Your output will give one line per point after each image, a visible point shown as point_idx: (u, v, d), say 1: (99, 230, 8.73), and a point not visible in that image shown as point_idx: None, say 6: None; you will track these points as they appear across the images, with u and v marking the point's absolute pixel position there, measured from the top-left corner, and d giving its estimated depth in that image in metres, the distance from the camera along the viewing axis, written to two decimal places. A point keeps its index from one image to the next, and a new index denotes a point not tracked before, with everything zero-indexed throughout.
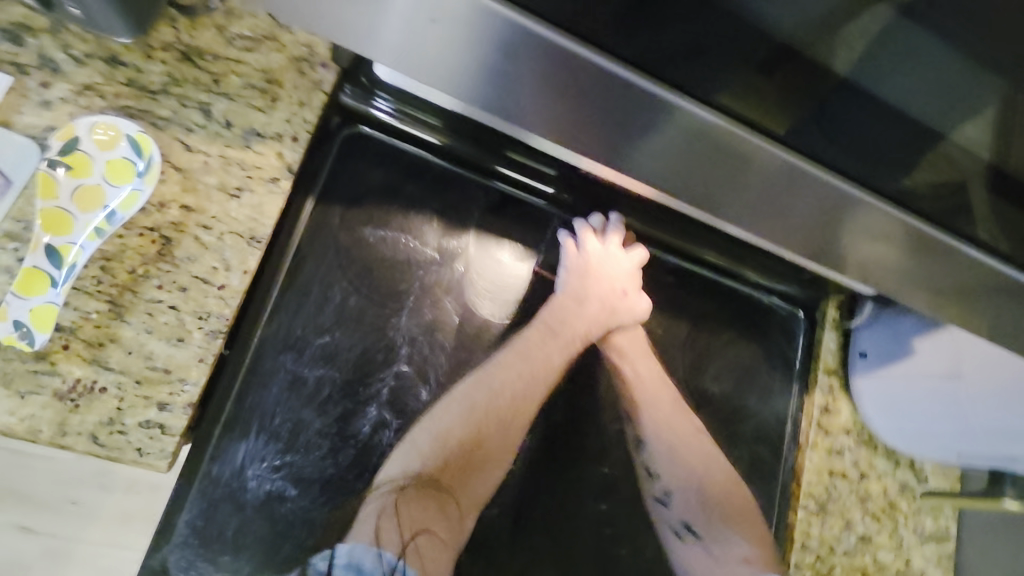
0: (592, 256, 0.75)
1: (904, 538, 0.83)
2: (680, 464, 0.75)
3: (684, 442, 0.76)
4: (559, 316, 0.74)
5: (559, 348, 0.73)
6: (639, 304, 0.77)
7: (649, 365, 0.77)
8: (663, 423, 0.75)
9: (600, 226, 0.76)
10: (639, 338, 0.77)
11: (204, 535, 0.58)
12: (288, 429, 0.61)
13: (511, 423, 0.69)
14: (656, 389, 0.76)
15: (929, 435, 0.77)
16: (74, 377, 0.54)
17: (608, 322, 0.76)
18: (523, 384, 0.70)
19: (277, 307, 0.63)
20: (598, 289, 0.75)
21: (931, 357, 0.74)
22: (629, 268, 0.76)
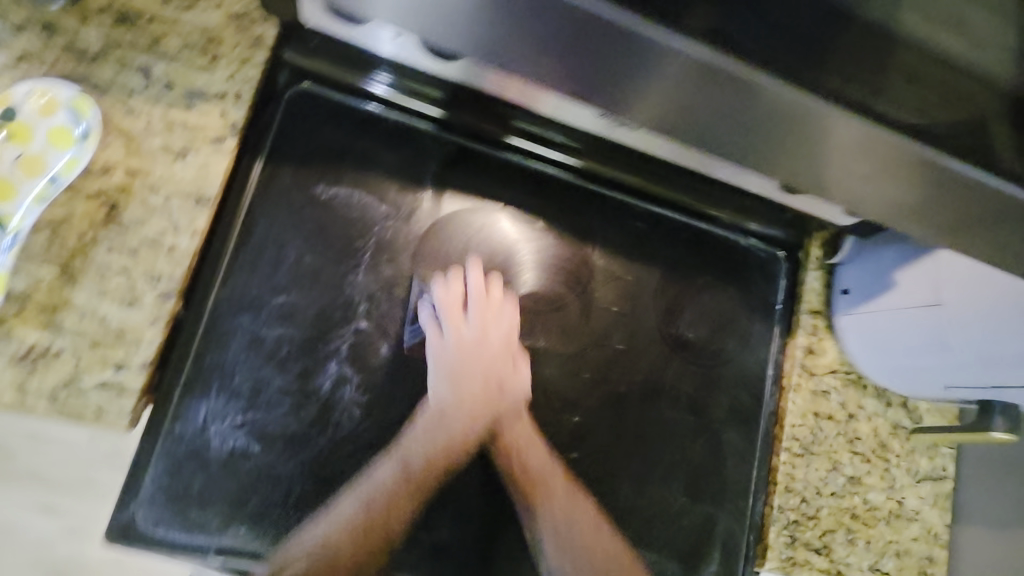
0: (459, 339, 0.65)
1: (897, 479, 0.81)
2: (571, 558, 0.63)
3: (582, 538, 0.64)
4: (429, 414, 0.64)
5: (412, 487, 0.61)
6: (520, 384, 0.67)
7: (537, 455, 0.66)
8: (559, 519, 0.64)
9: (466, 298, 0.66)
10: (523, 425, 0.67)
11: (172, 491, 0.59)
12: (249, 387, 0.62)
13: (403, 509, 0.60)
14: (548, 481, 0.65)
15: (919, 369, 0.73)
16: (30, 341, 0.55)
17: (479, 410, 0.65)
18: (384, 498, 0.60)
19: (232, 267, 0.64)
20: (470, 385, 0.65)
21: (909, 284, 0.70)
22: (500, 348, 0.66)
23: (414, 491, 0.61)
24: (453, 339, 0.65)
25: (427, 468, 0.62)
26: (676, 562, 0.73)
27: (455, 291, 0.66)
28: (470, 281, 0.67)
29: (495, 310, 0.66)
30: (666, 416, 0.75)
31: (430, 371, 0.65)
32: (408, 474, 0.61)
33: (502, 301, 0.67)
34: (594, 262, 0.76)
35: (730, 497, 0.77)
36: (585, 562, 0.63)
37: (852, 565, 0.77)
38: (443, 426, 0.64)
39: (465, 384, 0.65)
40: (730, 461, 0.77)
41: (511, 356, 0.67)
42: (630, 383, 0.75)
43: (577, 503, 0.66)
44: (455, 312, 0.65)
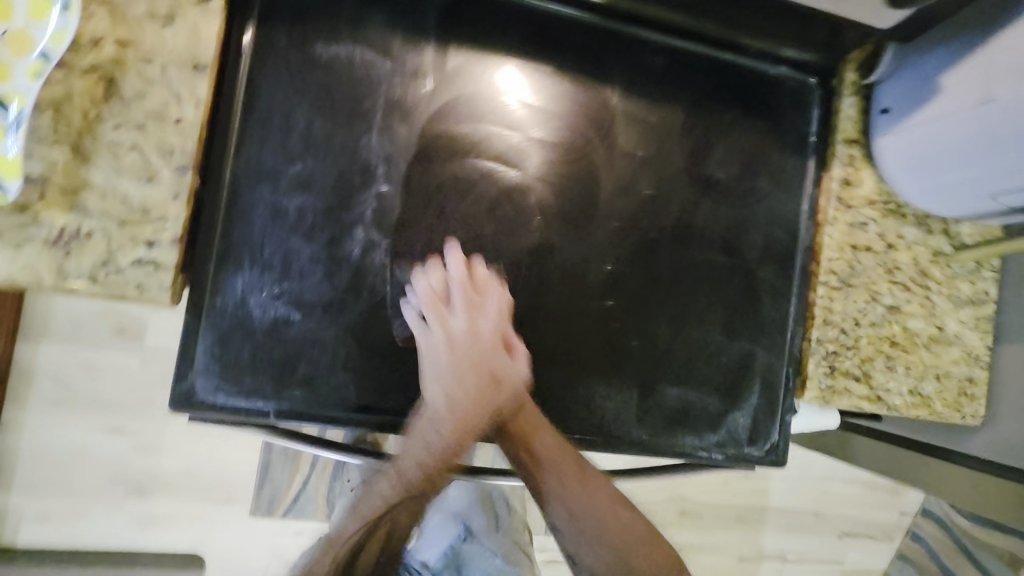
0: (446, 333, 0.67)
1: (938, 304, 0.80)
2: (586, 530, 0.69)
3: (589, 503, 0.70)
4: (423, 418, 0.66)
5: (423, 473, 0.68)
6: (514, 374, 0.68)
7: (544, 435, 0.68)
8: (563, 488, 0.69)
9: (447, 286, 0.68)
10: (527, 408, 0.68)
11: (224, 360, 0.61)
12: (280, 259, 0.62)
13: (416, 476, 0.68)
14: (557, 460, 0.68)
15: (964, 181, 0.69)
16: (59, 225, 0.55)
17: (477, 404, 0.68)
18: (404, 477, 0.68)
19: (242, 141, 0.62)
20: (465, 380, 0.68)
21: (959, 88, 0.65)
22: (492, 339, 0.68)
23: (428, 482, 0.69)
24: (443, 336, 0.67)
25: (427, 471, 0.68)
26: (719, 398, 0.75)
27: (434, 281, 0.67)
28: (450, 274, 0.68)
29: (479, 297, 0.68)
30: (700, 259, 0.74)
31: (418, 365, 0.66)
32: (408, 471, 0.68)
33: (488, 294, 0.68)
34: (613, 106, 0.72)
35: (769, 332, 0.77)
36: (592, 531, 0.69)
37: (891, 391, 0.79)
38: (436, 432, 0.67)
39: (457, 379, 0.68)
40: (766, 299, 0.77)
41: (502, 350, 0.68)
42: (662, 227, 0.73)
43: (581, 480, 0.69)
44: (438, 308, 0.67)
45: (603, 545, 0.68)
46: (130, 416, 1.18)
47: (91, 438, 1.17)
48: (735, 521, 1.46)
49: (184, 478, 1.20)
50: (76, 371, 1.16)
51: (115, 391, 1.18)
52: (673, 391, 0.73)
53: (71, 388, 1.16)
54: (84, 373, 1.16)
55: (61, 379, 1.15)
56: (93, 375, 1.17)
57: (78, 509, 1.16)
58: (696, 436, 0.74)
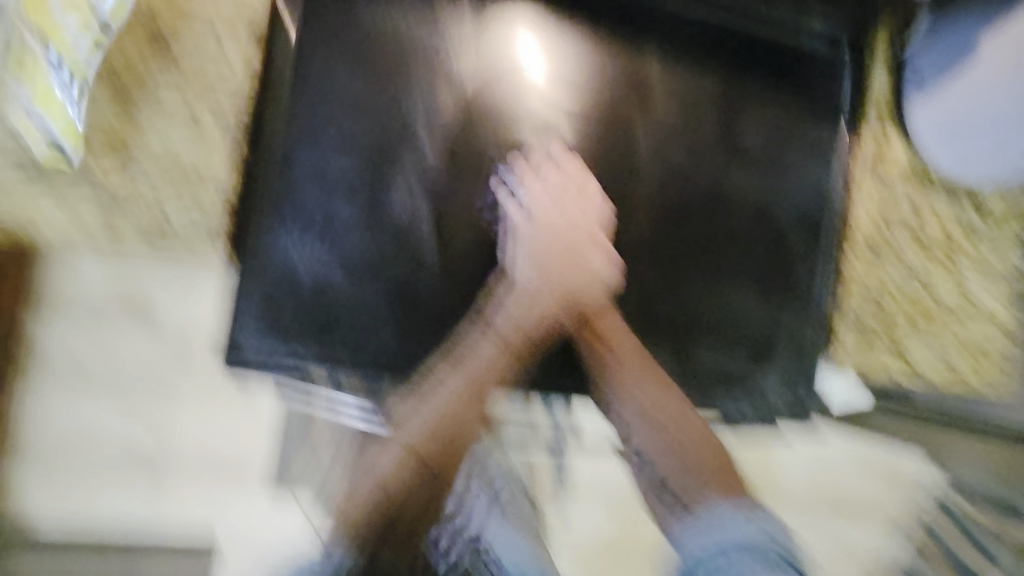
0: (547, 217, 0.70)
1: (969, 277, 0.80)
2: (654, 424, 0.67)
3: (663, 418, 0.67)
4: (514, 290, 0.68)
5: (500, 357, 0.67)
6: (599, 267, 0.70)
7: (622, 336, 0.69)
8: (636, 386, 0.68)
9: (547, 182, 0.70)
10: (608, 311, 0.70)
11: (269, 316, 0.63)
12: (324, 218, 0.64)
13: (494, 373, 0.67)
14: (631, 362, 0.68)
15: (997, 146, 0.71)
16: None
17: (561, 284, 0.69)
18: (483, 365, 0.67)
19: (293, 103, 0.64)
20: (552, 259, 0.70)
21: (999, 51, 0.67)
22: (583, 225, 0.70)
23: (510, 358, 0.68)
24: (542, 220, 0.70)
25: (521, 344, 0.68)
26: (752, 362, 0.75)
27: (533, 179, 0.69)
28: (557, 168, 0.70)
29: (586, 198, 0.70)
30: (733, 224, 0.75)
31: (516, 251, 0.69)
32: (473, 373, 0.67)
33: (585, 185, 0.70)
34: (649, 72, 0.73)
35: (799, 302, 0.76)
36: (667, 435, 0.67)
37: (920, 360, 0.79)
38: (529, 305, 0.69)
39: (551, 258, 0.70)
40: (799, 267, 0.77)
41: (595, 247, 0.70)
42: (697, 194, 0.74)
43: (659, 383, 0.68)
44: (541, 199, 0.69)
45: (682, 470, 0.65)
46: None
47: None
48: None
49: (201, 458, 0.83)
50: None
51: None
52: (709, 355, 0.74)
53: None
54: None
55: None
56: None
57: (79, 496, 0.79)
58: (731, 401, 0.75)
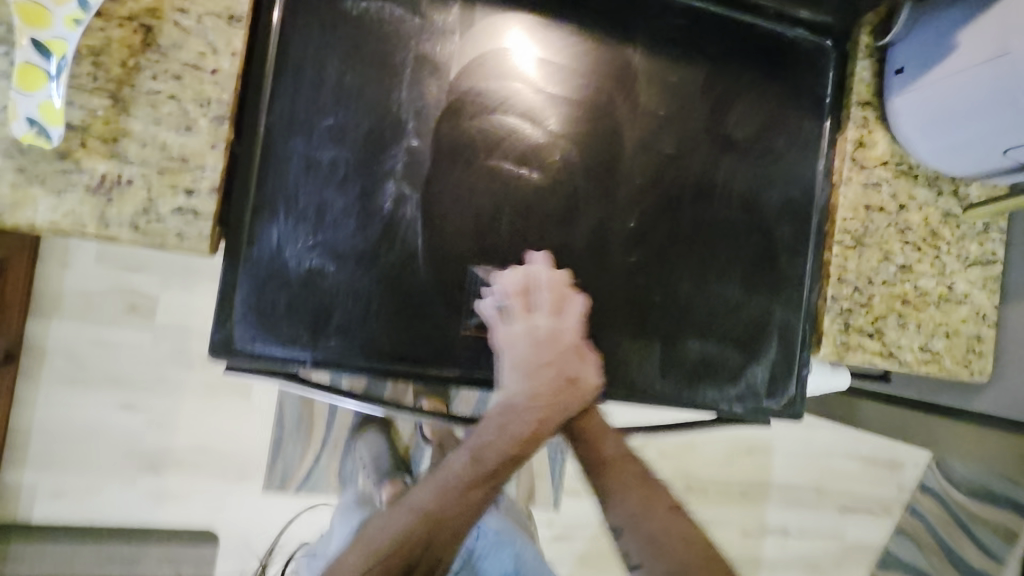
0: (529, 327, 0.67)
1: (948, 263, 0.82)
2: (646, 535, 0.64)
3: (654, 522, 0.65)
4: (500, 408, 0.67)
5: (483, 484, 0.65)
6: (589, 381, 0.68)
7: (614, 441, 0.70)
8: (632, 506, 0.65)
9: (528, 287, 0.69)
10: (593, 418, 0.70)
11: (260, 310, 0.63)
12: (315, 211, 0.64)
13: (472, 498, 0.64)
14: (626, 466, 0.68)
15: (973, 138, 0.70)
16: (100, 172, 0.56)
17: (550, 401, 0.67)
18: (461, 489, 0.64)
19: (275, 91, 0.63)
20: (541, 376, 0.67)
21: (978, 40, 0.65)
22: (570, 340, 0.68)
23: (486, 485, 0.65)
24: (525, 332, 0.67)
25: (501, 462, 0.66)
26: (737, 351, 0.77)
27: (516, 278, 0.69)
28: (536, 274, 0.69)
29: (562, 297, 0.69)
30: (719, 218, 0.77)
31: (500, 360, 0.67)
32: (483, 464, 0.65)
33: (570, 296, 0.69)
34: (636, 64, 0.73)
35: (786, 290, 0.79)
36: (663, 550, 0.63)
37: (904, 347, 0.81)
38: (516, 419, 0.66)
39: (538, 375, 0.67)
40: (783, 257, 0.79)
41: (584, 351, 0.69)
42: (683, 185, 0.75)
43: (647, 491, 0.67)
44: (518, 305, 0.68)
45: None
46: (137, 398, 1.18)
47: (107, 417, 1.17)
48: (739, 494, 1.48)
49: (215, 410, 1.21)
50: (106, 349, 1.16)
51: (104, 377, 1.16)
52: (694, 345, 0.76)
53: (90, 366, 1.16)
54: (110, 350, 1.17)
55: (102, 354, 1.16)
56: (115, 352, 1.17)
57: (85, 441, 1.16)
58: (716, 389, 0.76)
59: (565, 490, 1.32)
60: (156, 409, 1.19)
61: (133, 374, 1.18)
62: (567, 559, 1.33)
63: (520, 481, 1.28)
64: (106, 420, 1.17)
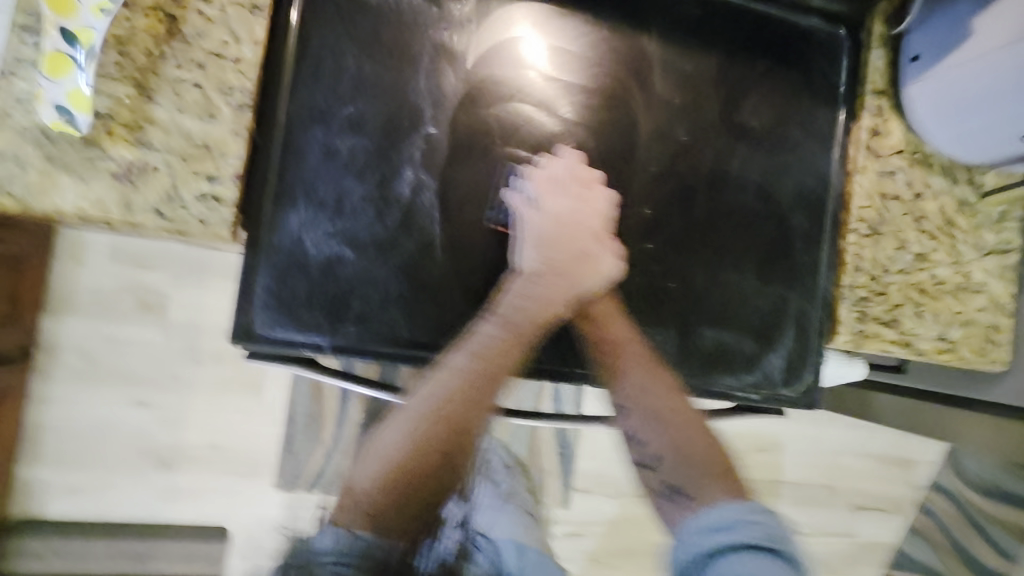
0: (553, 208, 0.67)
1: (963, 252, 0.82)
2: (663, 442, 0.67)
3: (668, 404, 0.67)
4: (520, 280, 0.66)
5: (508, 348, 0.64)
6: (604, 265, 0.68)
7: (628, 331, 0.69)
8: (644, 390, 0.67)
9: (554, 176, 0.68)
10: (608, 305, 0.69)
11: (280, 296, 0.63)
12: (334, 198, 0.65)
13: (500, 365, 0.63)
14: (637, 353, 0.68)
15: (990, 125, 0.70)
16: (125, 159, 0.57)
17: (565, 276, 0.66)
18: (488, 356, 0.63)
19: (295, 79, 0.64)
20: (563, 249, 0.67)
21: (997, 25, 0.66)
22: (591, 221, 0.68)
23: (512, 347, 0.64)
24: (547, 211, 0.67)
25: (526, 330, 0.65)
26: (754, 340, 0.77)
27: (545, 174, 0.68)
28: (563, 161, 0.69)
29: (588, 186, 0.68)
30: (735, 206, 0.77)
31: (520, 241, 0.67)
32: (507, 334, 0.64)
33: (597, 189, 0.69)
34: (651, 53, 0.74)
35: (801, 279, 0.79)
36: (671, 428, 0.67)
37: (920, 335, 0.80)
38: (538, 296, 0.66)
39: (558, 250, 0.67)
40: (799, 245, 0.79)
41: (603, 240, 0.69)
42: (698, 174, 0.76)
43: (661, 377, 0.68)
44: (547, 189, 0.67)
45: (683, 470, 0.66)
46: (150, 394, 1.19)
47: (120, 414, 1.17)
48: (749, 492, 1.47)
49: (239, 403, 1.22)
50: (120, 346, 1.17)
51: (118, 374, 1.17)
52: (710, 333, 0.76)
53: (104, 363, 1.17)
54: (124, 347, 1.18)
55: (116, 350, 1.17)
56: (129, 349, 1.18)
57: (99, 439, 1.17)
58: (732, 376, 0.76)
59: (575, 487, 1.32)
60: (170, 405, 1.19)
61: (146, 370, 1.18)
62: (577, 556, 1.32)
63: (532, 476, 1.28)
64: (120, 417, 1.18)
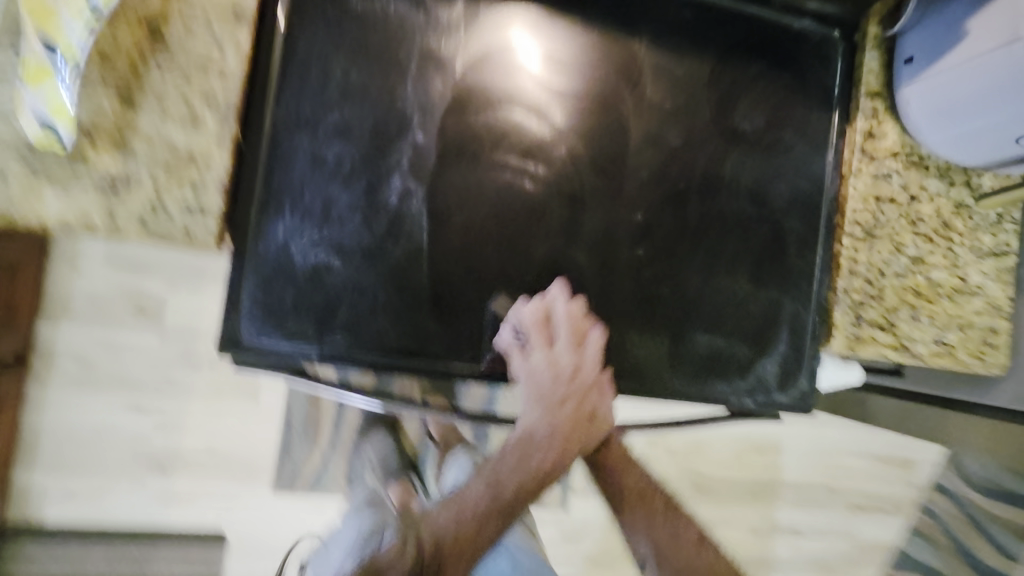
0: (551, 360, 0.67)
1: (960, 255, 0.81)
2: (671, 571, 0.67)
3: (684, 558, 0.68)
4: (520, 439, 0.66)
5: (497, 516, 0.65)
6: (604, 410, 0.69)
7: (635, 473, 0.71)
8: (663, 549, 0.68)
9: (551, 320, 0.68)
10: (616, 447, 0.71)
11: (267, 305, 0.63)
12: (320, 206, 0.64)
13: (487, 529, 0.64)
14: (647, 497, 0.70)
15: (983, 128, 0.69)
16: (108, 168, 0.56)
17: (570, 439, 0.67)
18: (473, 519, 0.64)
19: (281, 85, 0.63)
20: (563, 411, 0.67)
21: (988, 25, 0.65)
22: (591, 376, 0.68)
23: (505, 512, 0.65)
24: (545, 361, 0.67)
25: (520, 490, 0.65)
26: (747, 345, 0.77)
27: (535, 315, 0.68)
28: (554, 307, 0.69)
29: (582, 330, 0.69)
30: (727, 210, 0.76)
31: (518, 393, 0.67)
32: (501, 496, 0.65)
33: (592, 330, 0.70)
34: (642, 57, 0.73)
35: (794, 283, 0.78)
36: (684, 569, 0.67)
37: (916, 340, 0.79)
38: (538, 454, 0.66)
39: (556, 407, 0.67)
40: (792, 249, 0.78)
41: (603, 381, 0.69)
42: (690, 178, 0.75)
43: (675, 524, 0.70)
44: (542, 336, 0.68)
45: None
46: (145, 399, 1.18)
47: (115, 418, 1.17)
48: (748, 494, 1.46)
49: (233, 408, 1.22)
50: (116, 351, 1.17)
51: (113, 379, 1.17)
52: (702, 338, 0.75)
53: (99, 368, 1.17)
54: (120, 352, 1.17)
55: (112, 355, 1.17)
56: (124, 354, 1.18)
57: (95, 444, 1.17)
58: (725, 382, 0.76)
59: (573, 491, 1.31)
60: (166, 411, 1.19)
61: (141, 375, 1.18)
62: (575, 560, 1.32)
63: None
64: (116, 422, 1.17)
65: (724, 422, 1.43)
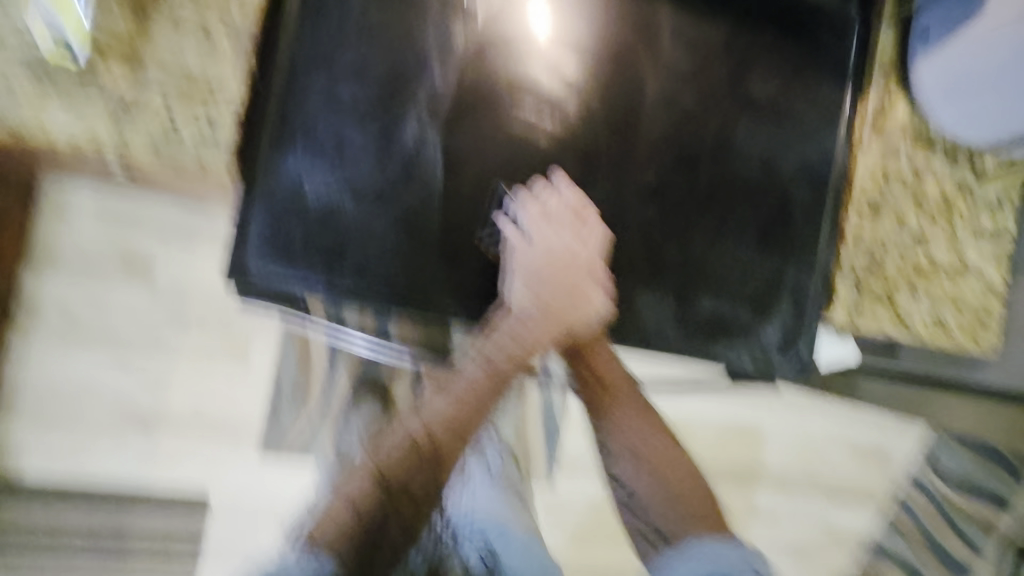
0: (546, 241, 0.67)
1: (960, 235, 0.82)
2: (646, 461, 0.68)
3: (659, 457, 0.68)
4: (508, 315, 0.67)
5: (487, 390, 0.66)
6: (594, 304, 0.68)
7: (620, 368, 0.71)
8: (638, 441, 0.69)
9: (553, 203, 0.68)
10: (603, 342, 0.70)
11: (275, 243, 0.62)
12: (333, 145, 0.63)
13: (477, 403, 0.65)
14: (629, 391, 0.71)
15: (994, 105, 0.71)
16: (120, 90, 0.56)
17: (557, 315, 0.67)
18: (463, 396, 0.65)
19: (299, 20, 0.62)
20: (552, 289, 0.67)
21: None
22: (586, 259, 0.68)
23: (491, 392, 0.66)
24: (541, 242, 0.67)
25: (506, 369, 0.66)
26: (752, 312, 0.77)
27: (541, 197, 0.68)
28: (554, 190, 0.69)
29: (581, 217, 0.68)
30: (739, 176, 0.77)
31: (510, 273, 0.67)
32: (490, 372, 0.66)
33: (590, 216, 0.69)
34: (662, 15, 0.73)
35: (800, 252, 0.79)
36: (658, 468, 0.68)
37: (913, 315, 0.81)
38: (527, 331, 0.67)
39: (548, 288, 0.67)
40: (799, 218, 0.79)
41: (596, 273, 0.68)
42: (705, 141, 0.75)
43: (656, 425, 0.70)
44: (540, 224, 0.67)
45: (675, 511, 0.65)
46: None
47: None
48: (732, 480, 1.47)
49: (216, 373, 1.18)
50: None
51: None
52: (710, 302, 0.76)
53: None
54: None
55: None
56: None
57: None
58: (728, 347, 0.76)
59: None
60: None
61: None
62: None
63: None
64: None
65: (711, 409, 1.45)
